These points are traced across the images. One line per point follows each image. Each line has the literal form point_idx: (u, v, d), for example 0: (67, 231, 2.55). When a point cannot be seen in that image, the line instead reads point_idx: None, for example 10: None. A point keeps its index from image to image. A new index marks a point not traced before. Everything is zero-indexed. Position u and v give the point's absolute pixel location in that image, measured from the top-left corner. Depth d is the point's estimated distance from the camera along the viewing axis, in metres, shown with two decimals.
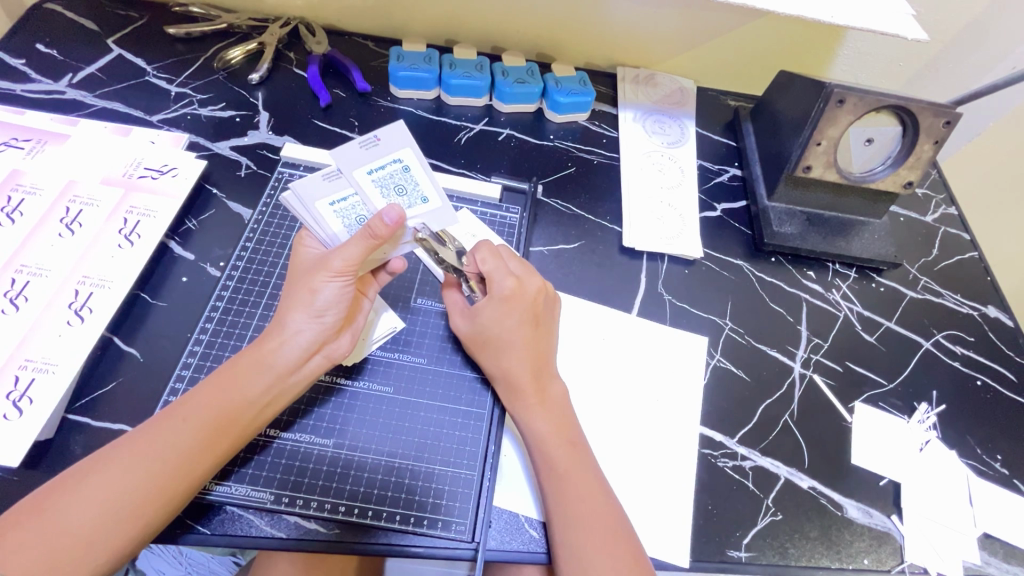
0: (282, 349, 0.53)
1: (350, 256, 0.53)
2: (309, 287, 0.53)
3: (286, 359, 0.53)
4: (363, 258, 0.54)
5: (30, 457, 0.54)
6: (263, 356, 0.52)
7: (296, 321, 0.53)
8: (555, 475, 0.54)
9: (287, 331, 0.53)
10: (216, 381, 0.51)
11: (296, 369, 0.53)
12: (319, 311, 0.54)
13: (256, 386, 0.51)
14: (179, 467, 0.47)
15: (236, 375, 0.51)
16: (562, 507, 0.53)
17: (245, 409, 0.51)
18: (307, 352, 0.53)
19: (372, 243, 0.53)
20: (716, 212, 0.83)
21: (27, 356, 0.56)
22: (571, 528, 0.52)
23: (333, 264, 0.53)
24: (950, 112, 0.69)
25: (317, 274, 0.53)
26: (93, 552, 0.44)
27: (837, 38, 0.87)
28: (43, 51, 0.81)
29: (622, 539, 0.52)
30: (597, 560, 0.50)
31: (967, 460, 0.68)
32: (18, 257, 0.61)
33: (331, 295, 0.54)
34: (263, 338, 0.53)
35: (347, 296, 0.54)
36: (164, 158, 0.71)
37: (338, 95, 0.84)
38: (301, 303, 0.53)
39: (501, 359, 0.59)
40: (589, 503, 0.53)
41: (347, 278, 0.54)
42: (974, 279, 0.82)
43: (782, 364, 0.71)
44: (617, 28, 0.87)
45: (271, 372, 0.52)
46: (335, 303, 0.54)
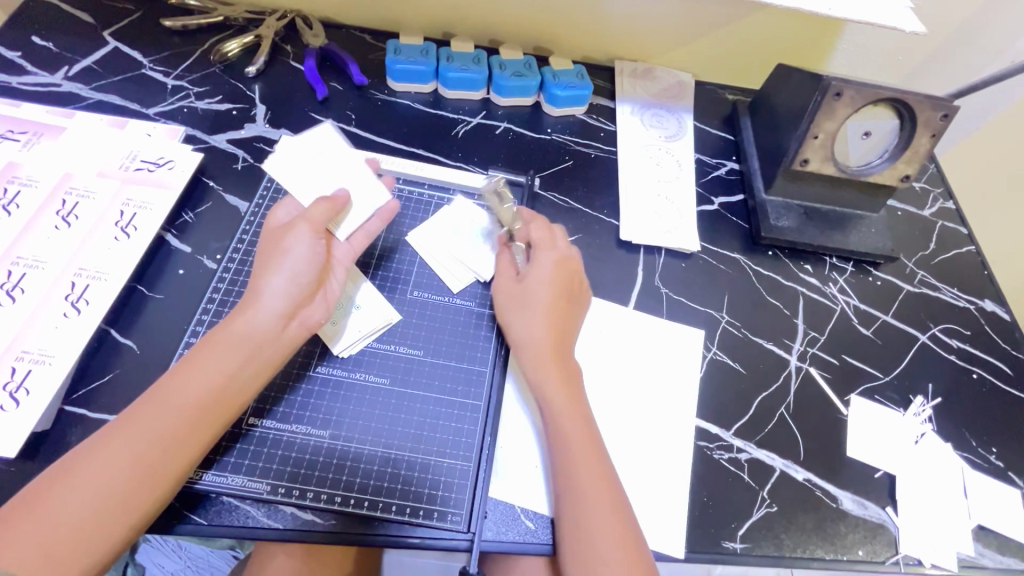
0: (258, 316, 0.53)
1: (314, 211, 0.57)
2: (279, 248, 0.55)
3: (265, 326, 0.53)
4: (326, 216, 0.57)
5: (27, 448, 0.54)
6: (241, 324, 0.53)
7: (271, 284, 0.54)
8: (561, 461, 0.55)
9: (261, 297, 0.53)
10: (193, 356, 0.51)
11: (273, 335, 0.53)
12: (292, 271, 0.54)
13: (236, 356, 0.52)
14: (169, 450, 0.48)
15: (216, 348, 0.52)
16: (565, 496, 0.53)
17: (229, 382, 0.51)
18: (283, 317, 0.54)
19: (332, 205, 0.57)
20: (713, 205, 0.83)
21: (24, 347, 0.56)
22: (574, 516, 0.52)
23: (298, 221, 0.56)
24: (948, 105, 0.68)
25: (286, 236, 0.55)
26: (87, 542, 0.44)
27: (835, 31, 0.87)
28: (39, 43, 0.80)
29: (625, 527, 0.52)
30: (598, 548, 0.51)
31: (962, 452, 0.68)
32: (15, 249, 0.61)
33: (302, 252, 0.55)
34: (240, 310, 0.54)
35: (316, 255, 0.56)
36: (161, 151, 0.71)
37: (336, 88, 0.84)
38: (273, 265, 0.55)
39: (532, 321, 0.60)
40: (592, 491, 0.53)
41: (315, 234, 0.56)
42: (971, 273, 0.83)
43: (779, 357, 0.71)
44: (615, 22, 0.87)
45: (252, 341, 0.52)
46: (306, 262, 0.55)
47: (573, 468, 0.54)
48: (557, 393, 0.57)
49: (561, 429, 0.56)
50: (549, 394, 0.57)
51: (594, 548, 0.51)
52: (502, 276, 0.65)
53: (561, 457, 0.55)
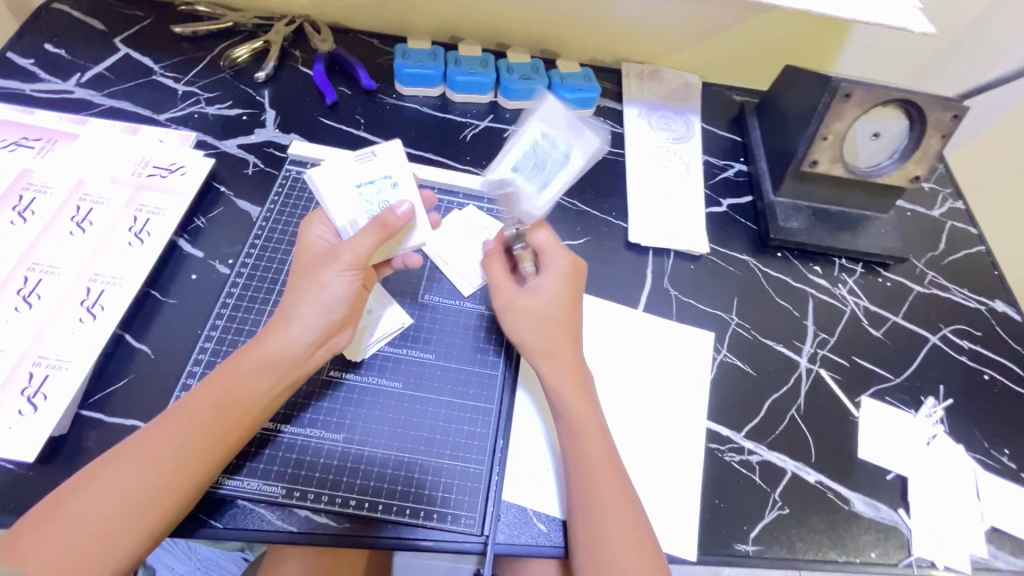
0: (289, 344, 0.53)
1: (361, 246, 0.54)
2: (316, 278, 0.54)
3: (294, 353, 0.53)
4: (373, 252, 0.54)
5: (44, 453, 0.55)
6: (271, 350, 0.53)
7: (303, 315, 0.53)
8: (579, 465, 0.54)
9: (293, 324, 0.53)
10: (222, 379, 0.52)
11: (302, 362, 0.54)
12: (328, 306, 0.54)
13: (264, 379, 0.52)
14: (192, 461, 0.48)
15: (244, 369, 0.52)
16: (579, 500, 0.53)
17: (258, 405, 0.52)
18: (313, 346, 0.54)
19: (382, 234, 0.54)
20: (722, 207, 0.83)
21: (41, 352, 0.57)
22: (586, 520, 0.52)
23: (344, 258, 0.54)
24: (958, 105, 0.69)
25: (327, 267, 0.54)
26: (108, 548, 0.45)
27: (843, 32, 0.87)
28: (51, 51, 0.81)
29: (639, 530, 0.52)
30: (612, 551, 0.51)
31: (974, 454, 0.68)
32: (31, 255, 0.62)
33: (340, 289, 0.54)
34: (269, 333, 0.54)
35: (354, 291, 0.55)
36: (173, 156, 0.72)
37: (344, 92, 0.85)
38: (307, 297, 0.54)
39: (544, 329, 0.59)
40: (605, 494, 0.53)
41: (357, 271, 0.54)
42: (981, 274, 0.82)
43: (789, 358, 0.71)
44: (622, 25, 0.87)
45: (281, 365, 0.53)
46: (342, 297, 0.55)
47: (586, 470, 0.54)
48: (575, 398, 0.57)
49: (575, 433, 0.56)
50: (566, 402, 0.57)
51: (605, 551, 0.51)
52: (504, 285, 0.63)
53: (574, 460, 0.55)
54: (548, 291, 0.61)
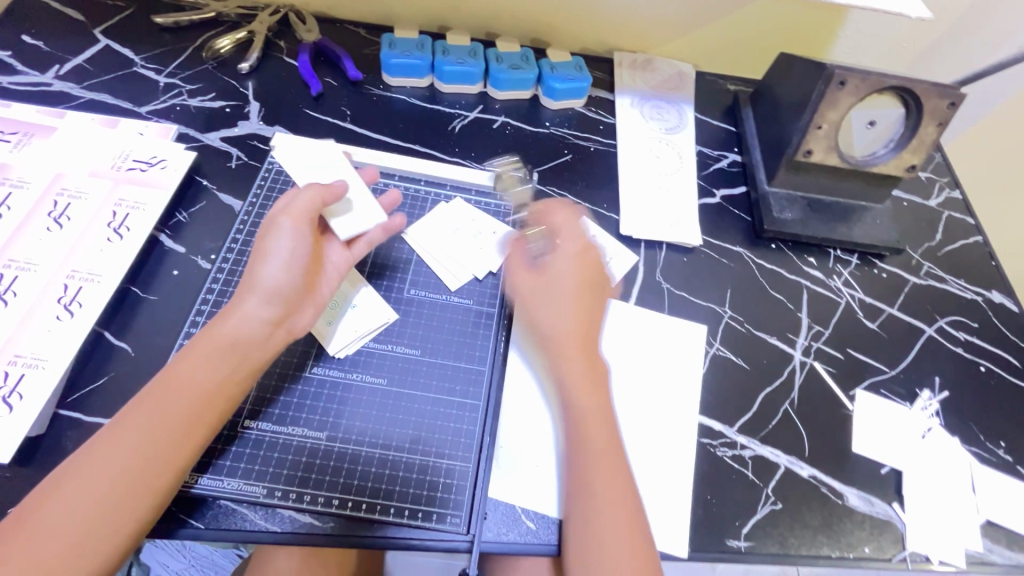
0: (243, 319, 0.52)
1: (298, 206, 0.55)
2: (263, 248, 0.54)
3: (251, 328, 0.52)
4: (310, 208, 0.56)
5: (21, 453, 0.53)
6: (228, 328, 0.52)
7: (254, 286, 0.53)
8: (580, 458, 0.54)
9: (245, 299, 0.53)
10: (179, 365, 0.50)
11: (259, 339, 0.53)
12: (278, 271, 0.53)
13: (225, 362, 0.51)
14: (162, 456, 0.47)
15: (204, 353, 0.50)
16: (577, 475, 0.53)
17: (221, 389, 0.51)
18: (268, 319, 0.53)
19: (319, 194, 0.57)
20: (715, 198, 0.81)
21: (17, 351, 0.56)
22: (584, 496, 0.52)
23: (281, 218, 0.55)
24: (955, 93, 0.67)
25: (270, 233, 0.54)
26: (82, 553, 0.43)
27: (838, 18, 0.85)
28: (29, 42, 0.79)
29: (636, 527, 0.52)
30: (601, 528, 0.51)
31: (970, 447, 0.67)
32: (7, 251, 0.60)
33: (287, 249, 0.54)
34: (224, 313, 0.53)
35: (303, 253, 0.55)
36: (153, 150, 0.70)
37: (330, 83, 0.83)
38: (257, 268, 0.54)
39: (549, 308, 0.60)
40: (598, 468, 0.53)
41: (301, 231, 0.55)
42: (978, 264, 0.81)
43: (782, 351, 0.70)
44: (613, 12, 0.85)
45: (238, 344, 0.52)
46: (291, 262, 0.54)
47: (585, 444, 0.54)
48: (586, 391, 0.56)
49: (578, 405, 0.56)
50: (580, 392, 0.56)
51: (595, 529, 0.51)
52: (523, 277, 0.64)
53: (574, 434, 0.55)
54: (557, 272, 0.62)
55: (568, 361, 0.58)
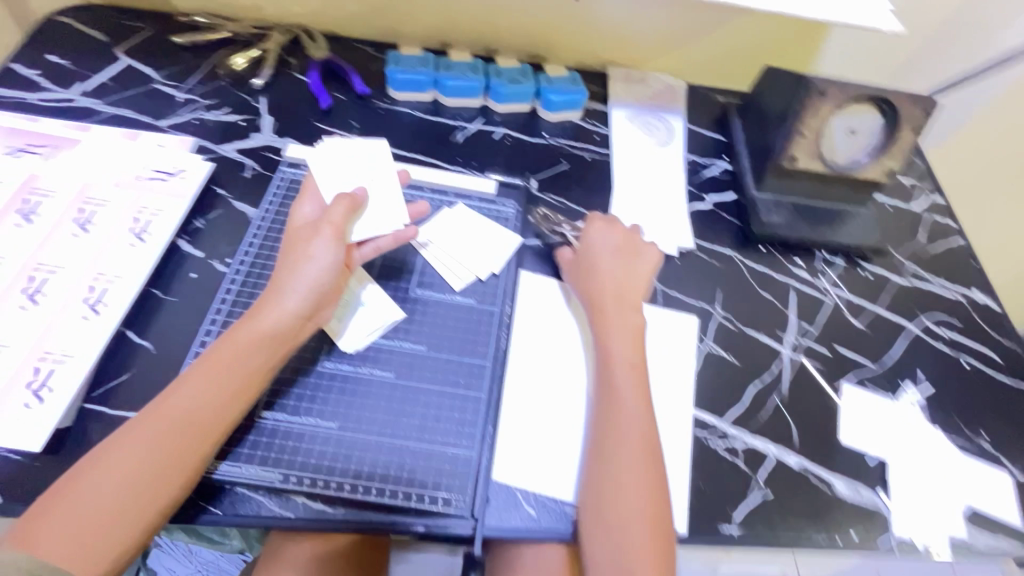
0: (279, 314, 0.56)
1: (335, 216, 0.60)
2: (303, 252, 0.58)
3: (285, 324, 0.56)
4: (345, 220, 0.61)
5: (49, 445, 0.56)
6: (264, 321, 0.55)
7: (293, 286, 0.57)
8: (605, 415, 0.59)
9: (284, 294, 0.56)
10: (216, 354, 0.54)
11: (291, 334, 0.56)
12: (318, 271, 0.58)
13: (257, 351, 0.54)
14: (193, 437, 0.50)
15: (239, 343, 0.54)
16: (606, 437, 0.58)
17: (253, 377, 0.54)
18: (301, 316, 0.57)
19: (350, 205, 0.62)
20: (706, 204, 0.85)
21: (46, 348, 0.59)
22: (608, 457, 0.57)
23: (323, 229, 0.59)
24: (927, 100, 0.72)
25: (312, 240, 0.59)
26: (118, 527, 0.47)
27: (820, 33, 0.90)
28: (55, 61, 0.84)
29: (659, 484, 0.56)
30: (624, 485, 0.55)
31: (954, 438, 0.70)
32: (36, 256, 0.64)
33: (327, 256, 0.58)
34: (261, 306, 0.56)
35: (340, 260, 0.60)
36: (173, 161, 0.74)
37: (339, 98, 0.87)
38: (294, 268, 0.58)
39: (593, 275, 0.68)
40: (628, 432, 0.58)
41: (340, 242, 0.60)
42: (960, 265, 0.85)
43: (771, 348, 0.74)
44: (606, 29, 0.90)
45: (275, 336, 0.55)
46: (327, 267, 0.58)
47: (620, 410, 0.59)
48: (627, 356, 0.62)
49: (619, 376, 0.61)
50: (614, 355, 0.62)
51: (615, 485, 0.55)
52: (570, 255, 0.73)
53: (611, 412, 0.59)
54: (593, 246, 0.70)
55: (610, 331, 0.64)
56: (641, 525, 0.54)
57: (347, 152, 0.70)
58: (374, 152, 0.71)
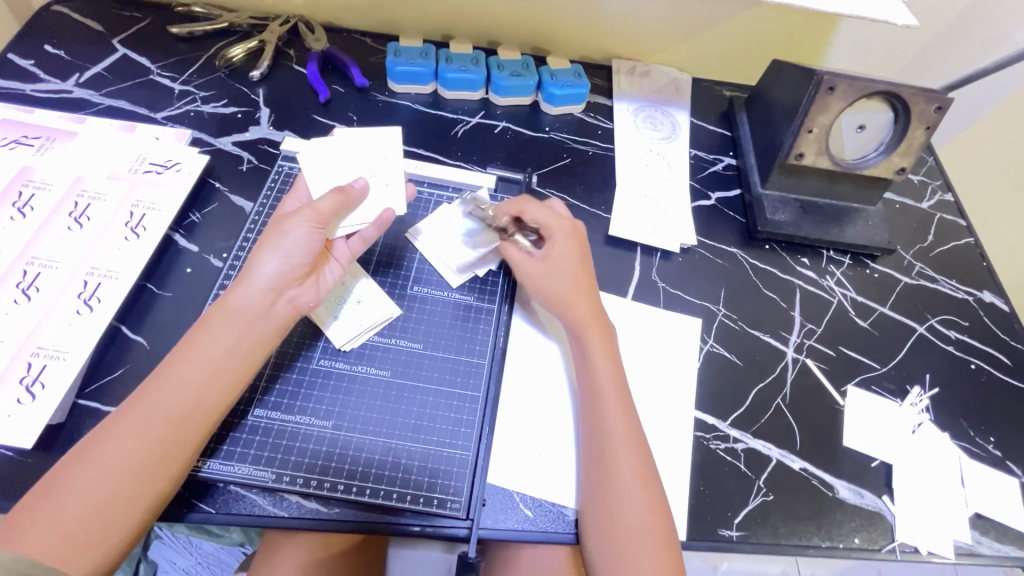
0: (249, 292, 0.55)
1: (321, 205, 0.59)
2: (278, 231, 0.57)
3: (256, 304, 0.55)
4: (332, 211, 0.59)
5: (42, 441, 0.56)
6: (237, 302, 0.54)
7: (264, 263, 0.56)
8: (593, 434, 0.57)
9: (253, 273, 0.55)
10: (194, 338, 0.53)
11: (263, 313, 0.55)
12: (288, 251, 0.56)
13: (233, 333, 0.54)
14: (176, 428, 0.50)
15: (214, 326, 0.53)
16: (597, 430, 0.57)
17: (226, 359, 0.53)
18: (270, 293, 0.55)
19: (341, 198, 0.60)
20: (710, 201, 0.83)
21: (39, 343, 0.58)
22: (602, 450, 0.56)
23: (303, 211, 0.58)
24: (942, 97, 0.69)
25: (289, 219, 0.58)
26: (103, 523, 0.46)
27: (830, 26, 0.88)
28: (51, 51, 0.83)
29: (655, 500, 0.54)
30: (619, 480, 0.54)
31: (960, 442, 0.69)
32: (29, 250, 0.63)
33: (300, 237, 0.57)
34: (233, 286, 0.56)
35: (315, 241, 0.58)
36: (168, 153, 0.73)
37: (338, 90, 0.86)
38: (267, 246, 0.57)
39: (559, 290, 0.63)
40: (617, 424, 0.57)
41: (319, 228, 0.58)
42: (970, 265, 0.83)
43: (775, 348, 0.72)
44: (611, 21, 0.88)
45: (246, 317, 0.54)
46: (302, 247, 0.57)
47: (603, 409, 0.57)
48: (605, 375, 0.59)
49: (597, 369, 0.60)
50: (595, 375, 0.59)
51: (614, 477, 0.54)
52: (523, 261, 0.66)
53: (597, 432, 0.57)
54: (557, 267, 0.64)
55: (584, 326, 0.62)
56: (644, 545, 0.52)
57: (355, 138, 0.69)
58: (378, 144, 0.69)
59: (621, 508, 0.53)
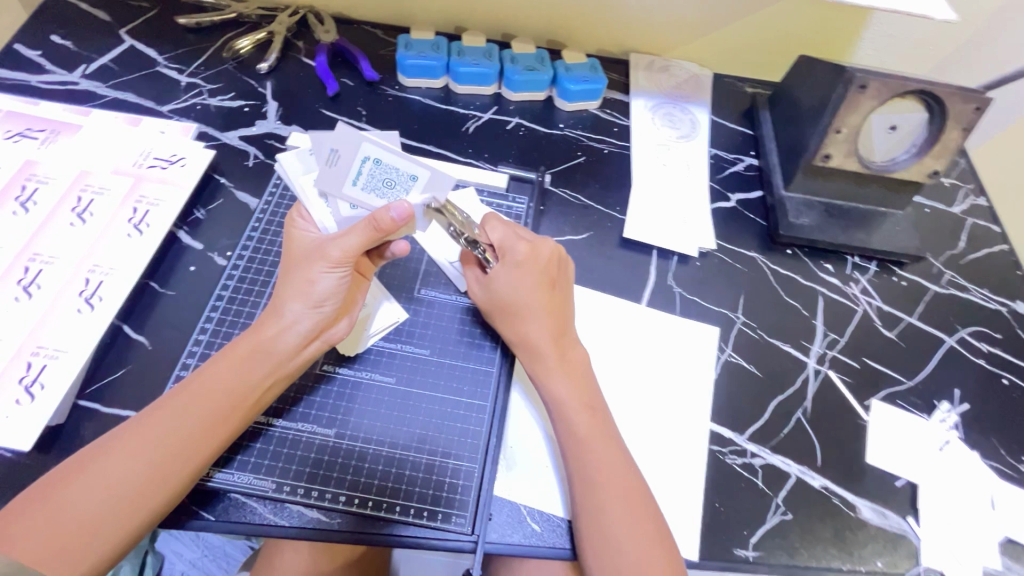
0: (281, 336, 0.54)
1: (351, 246, 0.54)
2: (306, 275, 0.54)
3: (286, 344, 0.54)
4: (362, 250, 0.54)
5: (41, 442, 0.55)
6: (265, 340, 0.53)
7: (295, 308, 0.54)
8: (574, 458, 0.54)
9: (285, 320, 0.54)
10: (214, 365, 0.52)
11: (295, 355, 0.54)
12: (317, 300, 0.54)
13: (255, 366, 0.52)
14: (185, 452, 0.48)
15: (236, 361, 0.52)
16: (578, 451, 0.54)
17: (246, 387, 0.52)
18: (306, 338, 0.55)
19: (377, 235, 0.53)
20: (730, 203, 0.80)
21: (39, 342, 0.57)
22: (588, 478, 0.52)
23: (330, 254, 0.54)
24: (981, 97, 0.65)
25: (314, 264, 0.54)
26: (99, 534, 0.45)
27: (861, 21, 0.84)
28: (58, 42, 0.82)
29: (653, 527, 0.51)
30: (610, 510, 0.51)
31: (990, 462, 0.65)
32: (31, 246, 0.62)
33: (329, 284, 0.54)
34: (262, 325, 0.54)
35: (345, 283, 0.55)
36: (174, 148, 0.72)
37: (346, 84, 0.84)
38: (297, 291, 0.54)
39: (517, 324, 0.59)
40: (599, 440, 0.54)
41: (346, 267, 0.55)
42: (1003, 274, 0.79)
43: (796, 359, 0.69)
44: (630, 14, 0.85)
45: (273, 358, 0.53)
46: (333, 293, 0.55)
47: (586, 437, 0.54)
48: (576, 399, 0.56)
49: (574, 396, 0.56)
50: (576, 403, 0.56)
51: (607, 496, 0.52)
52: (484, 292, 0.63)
53: (578, 461, 0.53)
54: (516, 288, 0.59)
55: (548, 368, 0.58)
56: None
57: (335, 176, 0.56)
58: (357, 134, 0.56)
59: (616, 529, 0.50)
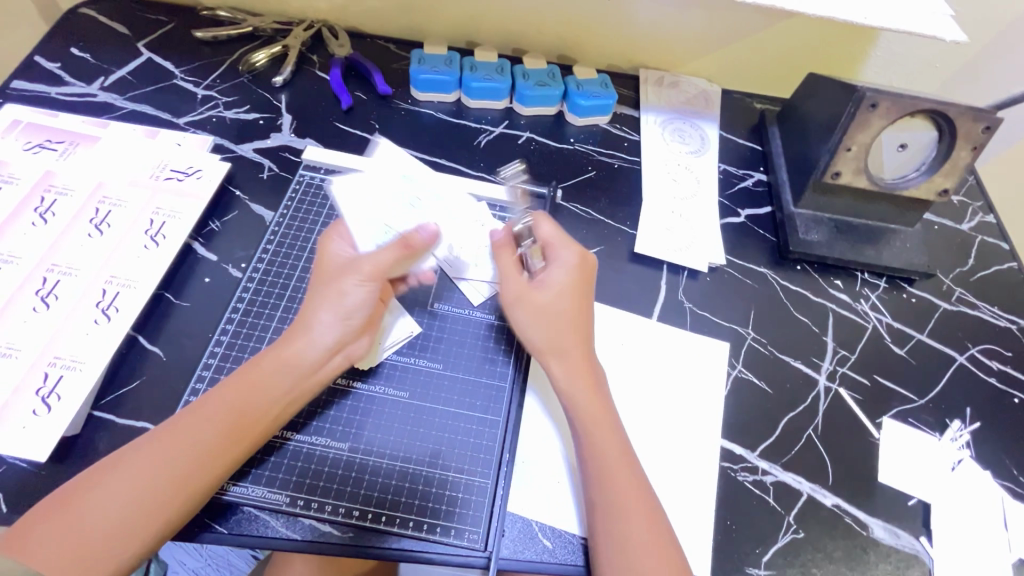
0: (308, 349, 0.54)
1: (382, 260, 0.57)
2: (336, 287, 0.56)
3: (310, 358, 0.54)
4: (392, 265, 0.58)
5: (56, 452, 0.55)
6: (289, 354, 0.54)
7: (322, 318, 0.55)
8: (591, 475, 0.54)
9: (313, 331, 0.55)
10: (239, 379, 0.53)
11: (318, 368, 0.55)
12: (346, 312, 0.56)
13: (280, 381, 0.53)
14: (203, 467, 0.49)
15: (258, 375, 0.53)
16: (596, 468, 0.54)
17: (265, 403, 0.52)
18: (330, 351, 0.55)
19: (405, 252, 0.58)
20: (739, 218, 0.81)
21: (56, 353, 0.58)
22: (602, 494, 0.53)
23: (363, 268, 0.57)
24: (990, 117, 0.66)
25: (346, 276, 0.57)
26: (115, 545, 0.45)
27: (869, 39, 0.85)
28: (77, 55, 0.83)
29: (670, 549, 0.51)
30: (626, 532, 0.51)
31: (1002, 481, 0.65)
32: (49, 257, 0.63)
33: (359, 296, 0.56)
34: (290, 338, 0.55)
35: (372, 298, 0.57)
36: (190, 160, 0.73)
37: (360, 98, 0.85)
38: (325, 303, 0.56)
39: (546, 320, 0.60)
40: (616, 459, 0.54)
41: (376, 282, 0.57)
42: (1013, 291, 0.79)
43: (806, 375, 0.69)
44: (641, 30, 0.86)
45: (298, 371, 0.54)
46: (360, 305, 0.57)
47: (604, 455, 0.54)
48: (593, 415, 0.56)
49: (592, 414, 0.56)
50: (594, 421, 0.56)
51: (622, 517, 0.51)
52: (512, 277, 0.63)
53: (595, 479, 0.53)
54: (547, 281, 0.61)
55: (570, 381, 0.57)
56: None
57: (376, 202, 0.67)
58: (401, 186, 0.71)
59: (630, 550, 0.50)
